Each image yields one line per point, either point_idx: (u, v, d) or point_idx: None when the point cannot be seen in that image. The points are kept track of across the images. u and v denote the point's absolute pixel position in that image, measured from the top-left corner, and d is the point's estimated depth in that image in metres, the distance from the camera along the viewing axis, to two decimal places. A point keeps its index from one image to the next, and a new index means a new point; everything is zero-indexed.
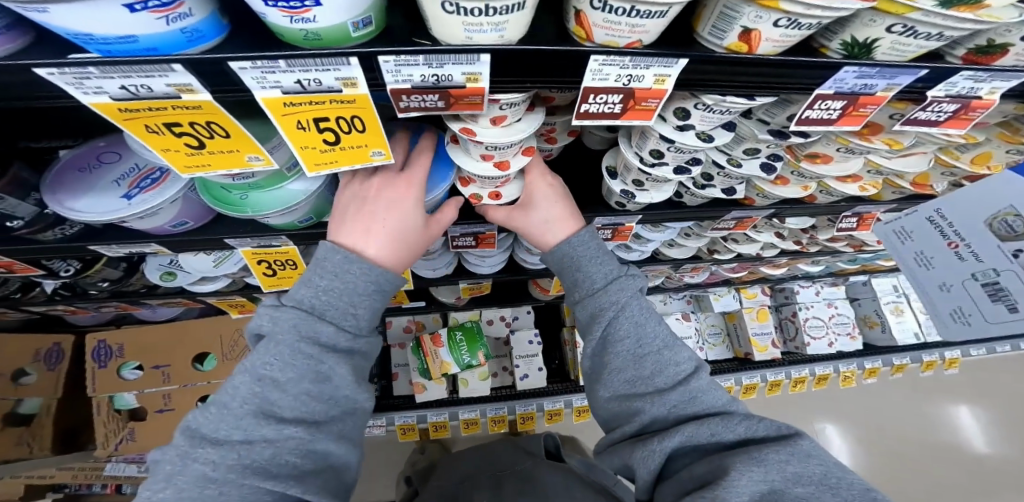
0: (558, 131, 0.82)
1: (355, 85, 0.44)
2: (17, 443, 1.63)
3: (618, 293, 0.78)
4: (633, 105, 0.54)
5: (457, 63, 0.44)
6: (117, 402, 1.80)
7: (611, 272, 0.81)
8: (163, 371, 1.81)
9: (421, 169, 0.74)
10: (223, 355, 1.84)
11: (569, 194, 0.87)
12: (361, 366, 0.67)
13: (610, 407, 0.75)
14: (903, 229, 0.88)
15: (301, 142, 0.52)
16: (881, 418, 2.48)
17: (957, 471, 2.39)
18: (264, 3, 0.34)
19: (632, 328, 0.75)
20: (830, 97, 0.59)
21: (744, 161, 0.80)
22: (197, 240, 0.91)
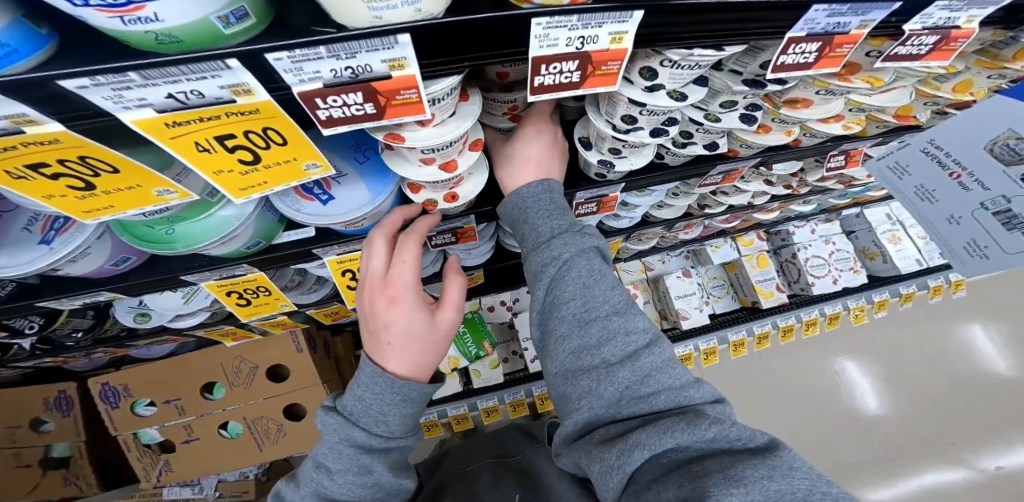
0: (520, 108, 0.73)
1: (249, 91, 0.36)
2: (65, 484, 1.71)
3: (564, 249, 0.71)
4: (592, 70, 0.46)
5: (370, 50, 0.36)
6: (144, 437, 1.80)
7: (560, 226, 0.73)
8: (175, 404, 1.74)
9: (410, 256, 0.70)
10: (230, 384, 1.74)
11: (554, 156, 0.76)
12: (398, 457, 0.73)
13: (558, 381, 0.70)
14: (898, 165, 0.81)
15: (212, 167, 0.44)
16: (897, 349, 2.52)
17: (973, 394, 2.43)
18: (71, 5, 0.25)
19: (575, 290, 0.69)
20: (804, 40, 0.53)
21: (722, 115, 0.71)
22: (153, 280, 0.82)
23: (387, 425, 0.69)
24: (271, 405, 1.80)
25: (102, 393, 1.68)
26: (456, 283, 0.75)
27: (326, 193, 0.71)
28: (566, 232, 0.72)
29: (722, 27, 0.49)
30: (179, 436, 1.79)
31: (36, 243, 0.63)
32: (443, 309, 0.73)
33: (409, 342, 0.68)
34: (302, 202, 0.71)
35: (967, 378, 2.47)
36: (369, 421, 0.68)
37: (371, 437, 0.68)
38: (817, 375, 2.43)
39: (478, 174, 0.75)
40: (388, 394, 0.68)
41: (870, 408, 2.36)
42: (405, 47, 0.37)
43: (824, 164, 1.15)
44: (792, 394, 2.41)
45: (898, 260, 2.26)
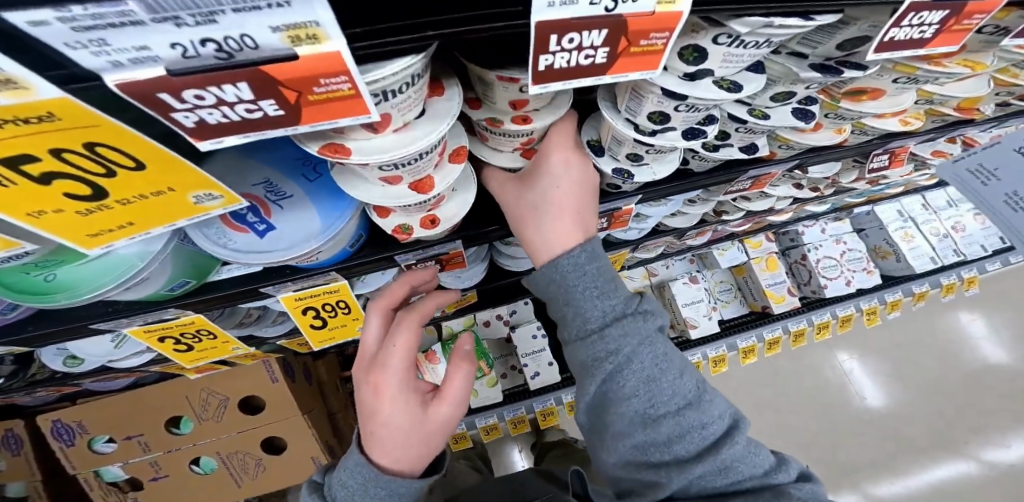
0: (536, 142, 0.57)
1: (19, 86, 0.20)
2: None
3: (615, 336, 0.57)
4: (624, 46, 0.30)
5: (241, 9, 0.19)
6: (106, 474, 1.51)
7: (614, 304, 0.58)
8: (138, 440, 1.43)
9: (405, 335, 0.57)
10: (201, 419, 1.45)
11: (585, 199, 0.58)
12: None
13: (618, 473, 0.61)
14: (982, 168, 0.64)
15: (24, 205, 0.30)
16: (911, 349, 2.38)
17: (992, 397, 2.30)
18: None
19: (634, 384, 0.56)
20: (931, 6, 0.38)
21: (772, 109, 0.55)
22: (58, 329, 0.65)
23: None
24: (249, 438, 1.53)
25: (54, 430, 1.36)
26: (459, 372, 0.58)
27: (262, 221, 0.55)
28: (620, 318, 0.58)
29: None
30: (146, 471, 1.51)
31: None
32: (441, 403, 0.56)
33: (387, 441, 0.54)
34: (232, 234, 0.54)
35: (982, 377, 2.34)
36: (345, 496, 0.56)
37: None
38: (831, 381, 2.29)
39: (464, 190, 0.59)
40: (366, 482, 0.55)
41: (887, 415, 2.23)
42: (313, 6, 0.20)
43: (863, 165, 0.97)
44: (801, 399, 2.26)
45: (913, 259, 2.11)
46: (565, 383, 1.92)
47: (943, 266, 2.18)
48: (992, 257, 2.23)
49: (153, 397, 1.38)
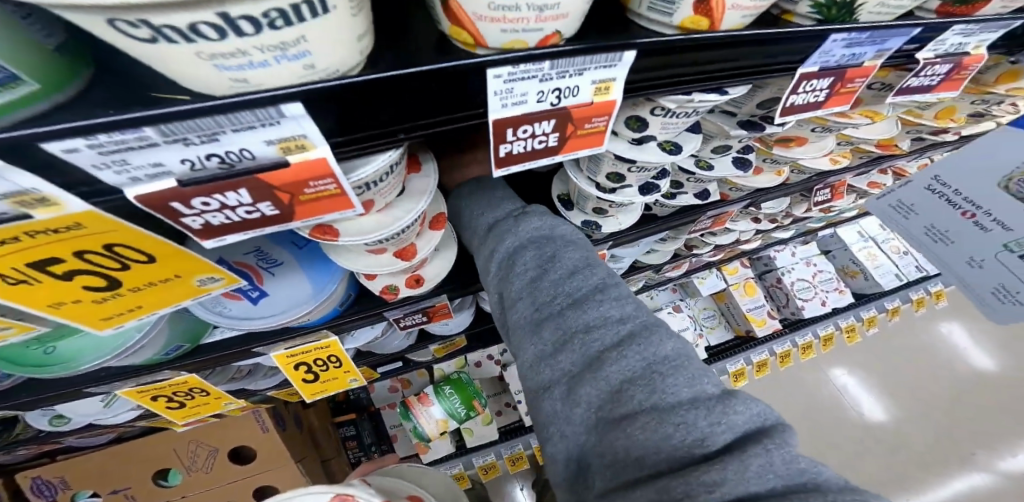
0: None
1: (50, 203, 0.23)
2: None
3: (575, 313, 0.40)
4: (573, 130, 0.36)
5: (239, 129, 0.23)
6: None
7: (563, 250, 0.45)
8: (125, 494, 1.35)
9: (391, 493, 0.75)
10: (189, 469, 1.40)
11: None
12: None
13: None
14: (935, 229, 0.70)
15: (42, 300, 0.31)
16: (895, 363, 2.41)
17: (979, 407, 2.32)
18: None
19: (555, 324, 0.40)
20: (815, 76, 0.43)
21: (714, 160, 0.62)
22: (51, 393, 0.66)
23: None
24: (238, 488, 1.49)
25: (33, 487, 1.27)
26: None
27: (258, 290, 0.57)
28: (589, 282, 0.41)
29: (730, 68, 0.38)
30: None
31: None
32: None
33: None
34: (228, 304, 0.56)
35: (977, 393, 2.34)
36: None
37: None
38: (819, 400, 2.30)
39: (446, 250, 0.63)
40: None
41: (877, 422, 2.26)
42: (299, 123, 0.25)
43: (809, 198, 1.06)
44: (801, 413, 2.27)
45: (880, 277, 2.20)
46: None
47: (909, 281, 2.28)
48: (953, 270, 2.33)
49: (141, 448, 1.33)
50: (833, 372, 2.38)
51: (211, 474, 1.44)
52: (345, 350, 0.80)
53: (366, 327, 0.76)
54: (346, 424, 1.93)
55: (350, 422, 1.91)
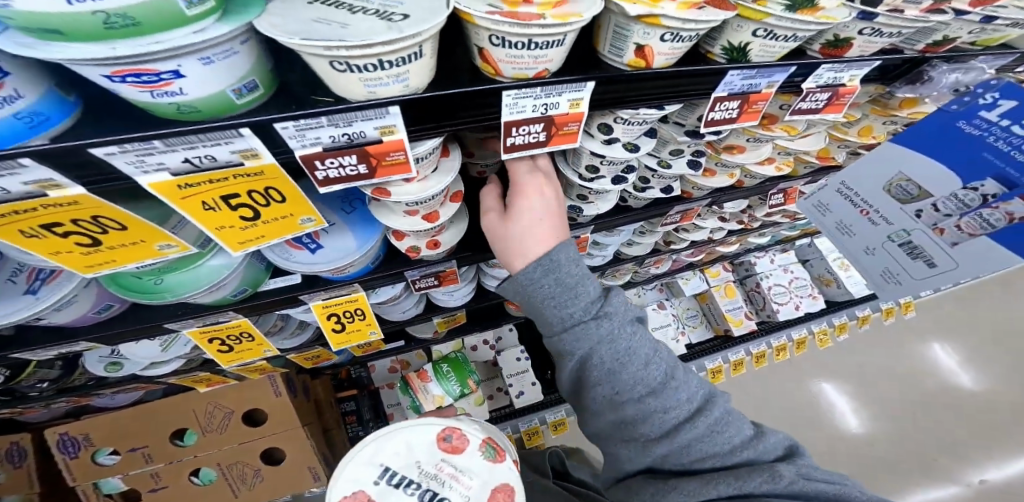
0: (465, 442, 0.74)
1: (257, 156, 0.40)
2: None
3: (654, 400, 0.62)
4: (556, 131, 0.54)
5: (365, 119, 0.42)
6: (107, 485, 1.47)
7: (635, 344, 0.63)
8: (143, 452, 1.47)
9: None
10: (205, 429, 1.50)
11: None
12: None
13: None
14: (843, 223, 0.90)
15: (215, 223, 0.47)
16: (870, 369, 2.44)
17: (948, 415, 2.38)
18: (112, 81, 0.30)
19: (637, 407, 0.62)
20: (726, 99, 0.61)
21: (672, 160, 0.79)
22: (134, 328, 0.79)
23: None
24: (247, 451, 1.58)
25: (62, 443, 1.38)
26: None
27: (315, 242, 0.73)
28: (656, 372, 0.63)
29: (666, 91, 0.57)
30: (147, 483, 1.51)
31: (21, 294, 0.63)
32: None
33: None
34: (293, 252, 0.73)
35: (947, 402, 2.40)
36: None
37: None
38: (795, 403, 2.35)
39: (459, 223, 0.80)
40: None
41: (853, 428, 2.31)
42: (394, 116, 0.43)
43: (766, 201, 1.24)
44: (789, 421, 2.30)
45: (851, 286, 2.27)
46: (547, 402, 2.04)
47: None
48: None
49: (164, 409, 1.44)
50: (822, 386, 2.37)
51: (225, 435, 1.53)
52: (370, 304, 0.97)
53: (387, 285, 0.93)
54: (347, 399, 2.09)
55: (351, 398, 2.09)
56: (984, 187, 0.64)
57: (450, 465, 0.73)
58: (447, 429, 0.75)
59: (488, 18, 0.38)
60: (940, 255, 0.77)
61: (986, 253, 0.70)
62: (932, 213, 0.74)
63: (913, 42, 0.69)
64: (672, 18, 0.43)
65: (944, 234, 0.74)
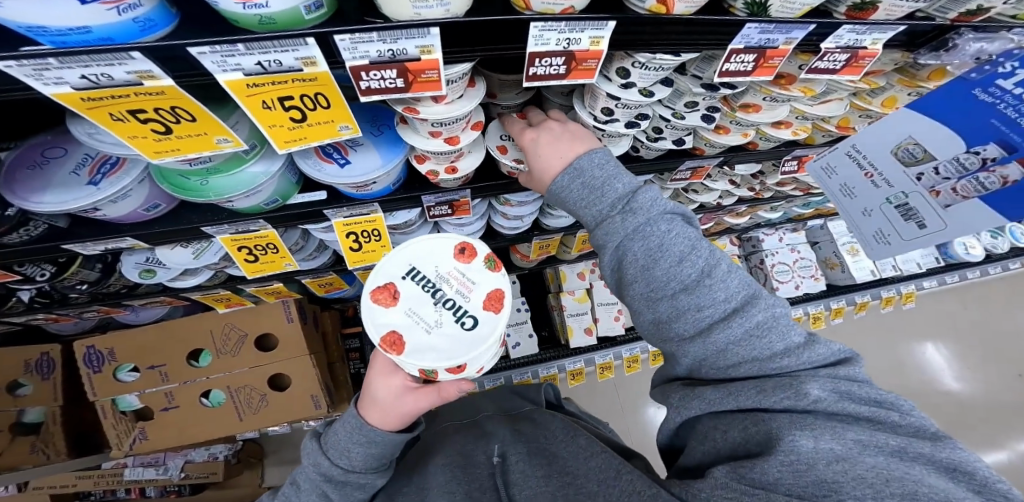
0: (477, 254, 0.82)
1: (314, 63, 0.48)
2: (31, 452, 1.29)
3: (688, 295, 0.64)
4: (575, 65, 0.58)
5: (410, 38, 0.48)
6: (123, 404, 1.37)
7: (660, 227, 0.67)
8: (160, 371, 1.36)
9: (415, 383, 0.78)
10: (219, 351, 1.39)
11: None
12: (447, 335, 0.74)
13: None
14: (845, 187, 0.86)
15: (267, 122, 0.54)
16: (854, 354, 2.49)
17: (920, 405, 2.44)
18: None
19: (671, 296, 0.65)
20: (741, 52, 0.64)
21: (686, 113, 0.83)
22: (176, 229, 0.86)
23: (348, 462, 0.73)
24: (260, 377, 1.42)
25: (85, 356, 1.31)
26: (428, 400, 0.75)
27: (344, 158, 0.78)
28: (682, 246, 0.66)
29: (682, 40, 0.61)
30: (159, 406, 1.37)
31: (85, 184, 0.71)
32: (433, 402, 0.77)
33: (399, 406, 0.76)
34: (323, 164, 0.77)
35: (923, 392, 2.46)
36: (337, 455, 0.73)
37: (335, 476, 0.73)
38: None
39: (477, 152, 0.86)
40: (353, 429, 0.73)
41: None
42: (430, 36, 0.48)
43: (780, 168, 1.27)
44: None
45: (856, 271, 2.18)
46: (543, 357, 2.02)
47: (882, 279, 2.28)
48: (928, 274, 2.35)
49: (181, 325, 1.36)
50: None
51: (239, 359, 1.40)
52: (386, 226, 1.02)
53: (404, 208, 0.99)
54: (352, 336, 1.94)
55: (356, 335, 1.94)
56: (985, 150, 0.66)
57: (459, 272, 0.80)
58: (462, 244, 0.82)
59: None
60: (932, 215, 0.73)
61: (976, 216, 0.68)
62: (933, 176, 0.71)
63: (946, 9, 0.70)
64: None
65: (938, 197, 0.71)
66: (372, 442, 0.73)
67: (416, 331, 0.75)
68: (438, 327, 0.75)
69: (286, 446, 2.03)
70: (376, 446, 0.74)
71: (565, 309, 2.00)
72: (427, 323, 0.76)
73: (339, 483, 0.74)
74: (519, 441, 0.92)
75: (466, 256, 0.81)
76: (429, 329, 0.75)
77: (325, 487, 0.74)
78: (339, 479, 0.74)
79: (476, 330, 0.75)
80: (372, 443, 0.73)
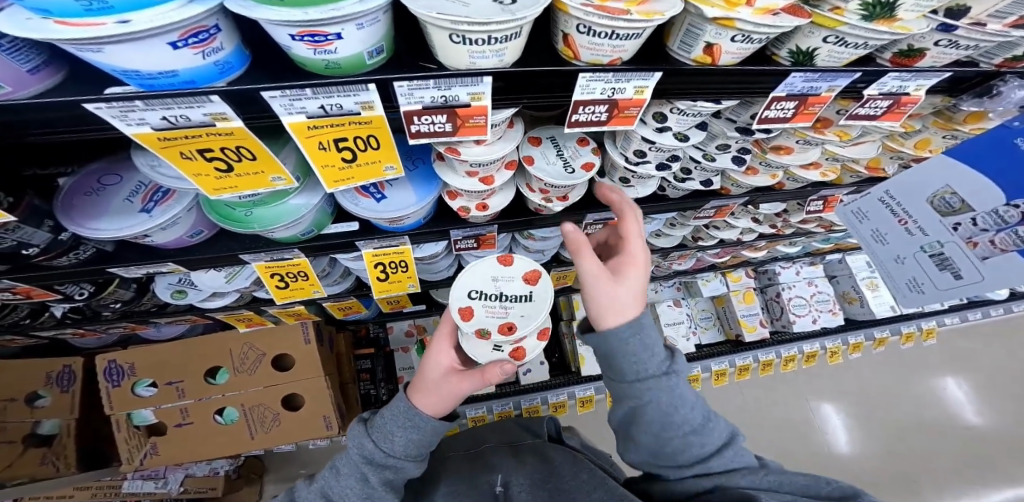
0: (584, 146, 0.83)
1: (372, 107, 0.49)
2: (40, 464, 1.28)
3: (668, 394, 0.68)
4: (617, 113, 0.60)
5: (464, 86, 0.50)
6: (138, 419, 1.37)
7: (621, 297, 0.71)
8: (178, 386, 1.36)
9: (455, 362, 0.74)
10: (236, 368, 1.39)
11: None
12: (551, 173, 0.78)
13: None
14: (876, 232, 0.84)
15: (321, 162, 0.56)
16: (876, 392, 2.39)
17: (950, 443, 2.29)
18: (293, 39, 0.41)
19: (653, 398, 0.68)
20: (784, 99, 0.63)
21: (717, 155, 0.84)
22: (216, 256, 0.88)
23: (391, 445, 0.69)
24: (273, 397, 1.41)
25: (105, 370, 1.32)
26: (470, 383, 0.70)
27: (380, 192, 0.80)
28: (657, 376, 0.69)
29: (722, 88, 0.61)
30: (173, 421, 1.37)
31: (138, 211, 0.73)
32: (474, 386, 0.71)
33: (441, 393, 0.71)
34: (360, 199, 0.79)
35: (955, 432, 2.31)
36: (381, 437, 0.70)
37: (379, 458, 0.69)
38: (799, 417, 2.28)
39: (507, 190, 0.87)
40: (400, 412, 0.70)
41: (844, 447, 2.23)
42: (482, 81, 0.50)
43: (804, 207, 1.26)
44: (784, 431, 2.25)
45: (876, 306, 2.13)
46: (555, 384, 1.98)
47: (904, 314, 2.22)
48: (950, 311, 2.28)
49: (205, 343, 1.38)
50: (821, 406, 2.32)
51: (255, 377, 1.40)
52: (413, 258, 1.03)
53: (432, 241, 1.00)
54: (364, 357, 1.93)
55: (368, 356, 1.93)
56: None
57: (573, 148, 0.82)
58: (582, 137, 0.83)
59: (581, 9, 0.45)
60: (968, 267, 0.70)
61: (1013, 271, 0.64)
62: (968, 226, 0.68)
63: (991, 55, 0.67)
64: (745, 22, 0.48)
65: (975, 248, 0.68)
66: (415, 426, 0.69)
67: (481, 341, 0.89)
68: (553, 167, 0.79)
69: (289, 463, 1.98)
70: (419, 431, 0.69)
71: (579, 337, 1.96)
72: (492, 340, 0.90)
73: (380, 466, 0.69)
74: (527, 473, 0.85)
75: (585, 143, 0.83)
76: (540, 163, 0.79)
77: (366, 469, 0.69)
78: (381, 462, 0.69)
79: (569, 175, 0.78)
80: (416, 428, 0.69)
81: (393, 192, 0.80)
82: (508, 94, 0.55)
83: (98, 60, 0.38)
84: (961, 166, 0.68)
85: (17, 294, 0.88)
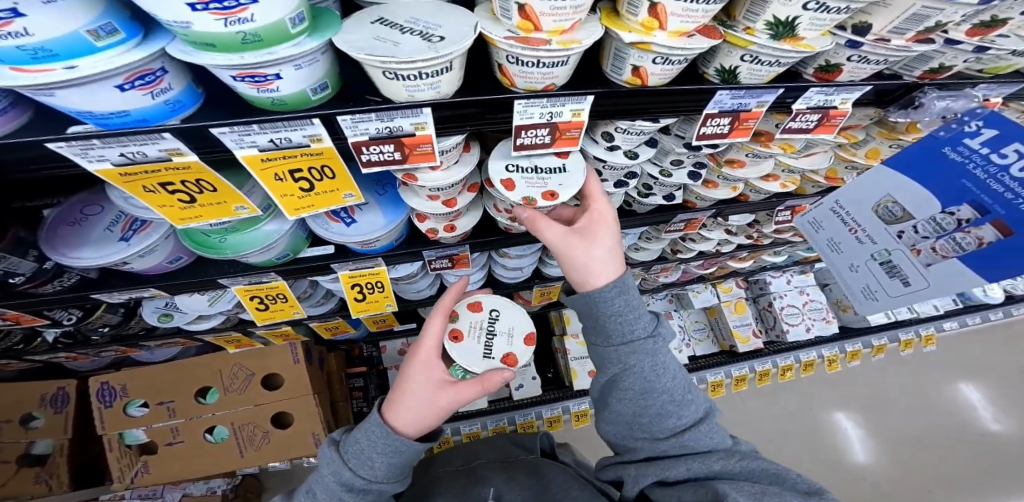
0: None
1: (320, 140, 0.53)
2: (33, 483, 1.30)
3: (629, 320, 0.74)
4: (559, 135, 0.63)
5: (405, 117, 0.53)
6: (129, 438, 1.38)
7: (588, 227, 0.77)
8: (169, 406, 1.38)
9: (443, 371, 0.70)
10: (226, 389, 1.41)
11: None
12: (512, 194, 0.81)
13: None
14: (832, 241, 0.86)
15: (280, 192, 0.59)
16: (889, 402, 2.31)
17: (957, 449, 2.24)
18: (236, 80, 0.45)
19: (615, 320, 0.74)
20: (717, 116, 0.67)
21: (673, 171, 0.87)
22: (195, 280, 0.92)
23: (371, 472, 0.65)
24: (262, 417, 1.43)
25: (98, 392, 1.35)
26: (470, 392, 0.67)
27: (350, 217, 0.83)
28: (644, 339, 0.74)
29: (661, 107, 0.65)
30: (164, 440, 1.38)
31: (117, 240, 0.77)
32: (474, 395, 0.68)
33: (431, 408, 0.66)
34: (331, 224, 0.82)
35: (963, 439, 2.26)
36: (359, 464, 0.65)
37: (356, 485, 0.64)
38: (802, 427, 2.23)
39: (474, 211, 0.90)
40: (378, 438, 0.64)
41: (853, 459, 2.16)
42: (421, 112, 0.53)
43: (776, 217, 1.28)
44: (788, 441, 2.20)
45: None
46: (548, 398, 1.97)
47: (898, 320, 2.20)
48: (945, 316, 2.26)
49: (195, 365, 1.40)
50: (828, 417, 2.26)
51: (243, 396, 1.42)
52: (389, 278, 1.06)
53: (407, 262, 1.03)
54: (356, 376, 1.92)
55: (361, 374, 1.92)
56: (960, 211, 0.63)
57: None
58: None
59: (505, 42, 0.49)
60: (915, 274, 0.73)
61: (956, 277, 0.67)
62: (911, 234, 0.71)
63: (910, 68, 0.70)
64: (660, 46, 0.51)
65: (919, 255, 0.71)
66: (396, 452, 0.65)
67: (473, 343, 0.93)
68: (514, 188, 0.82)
69: (283, 484, 1.97)
70: (401, 455, 0.65)
71: (569, 351, 1.96)
72: (481, 343, 0.94)
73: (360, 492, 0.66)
74: (519, 490, 0.87)
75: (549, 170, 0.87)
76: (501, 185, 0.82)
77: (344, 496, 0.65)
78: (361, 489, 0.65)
79: None
80: (395, 452, 0.64)
81: (363, 216, 0.83)
82: (451, 121, 0.59)
83: (56, 104, 0.42)
84: (897, 175, 0.70)
85: (6, 320, 0.92)
